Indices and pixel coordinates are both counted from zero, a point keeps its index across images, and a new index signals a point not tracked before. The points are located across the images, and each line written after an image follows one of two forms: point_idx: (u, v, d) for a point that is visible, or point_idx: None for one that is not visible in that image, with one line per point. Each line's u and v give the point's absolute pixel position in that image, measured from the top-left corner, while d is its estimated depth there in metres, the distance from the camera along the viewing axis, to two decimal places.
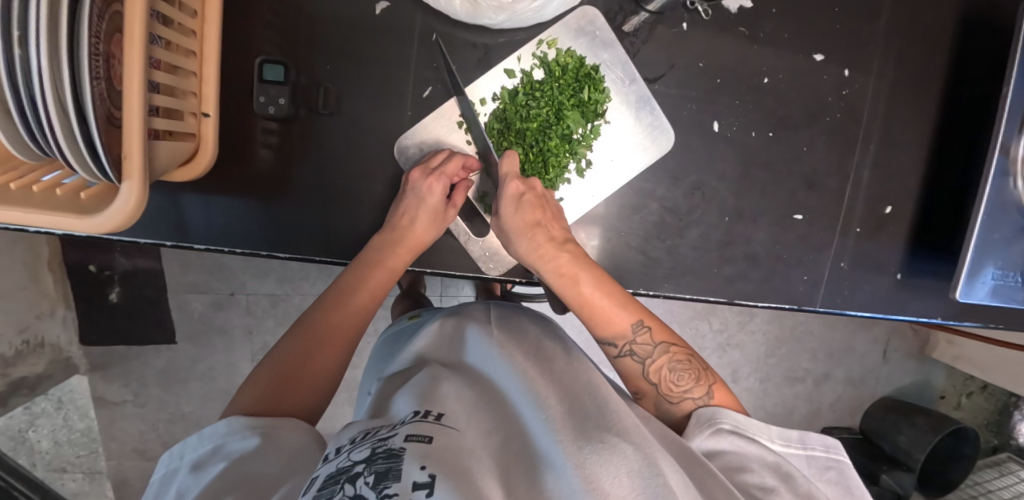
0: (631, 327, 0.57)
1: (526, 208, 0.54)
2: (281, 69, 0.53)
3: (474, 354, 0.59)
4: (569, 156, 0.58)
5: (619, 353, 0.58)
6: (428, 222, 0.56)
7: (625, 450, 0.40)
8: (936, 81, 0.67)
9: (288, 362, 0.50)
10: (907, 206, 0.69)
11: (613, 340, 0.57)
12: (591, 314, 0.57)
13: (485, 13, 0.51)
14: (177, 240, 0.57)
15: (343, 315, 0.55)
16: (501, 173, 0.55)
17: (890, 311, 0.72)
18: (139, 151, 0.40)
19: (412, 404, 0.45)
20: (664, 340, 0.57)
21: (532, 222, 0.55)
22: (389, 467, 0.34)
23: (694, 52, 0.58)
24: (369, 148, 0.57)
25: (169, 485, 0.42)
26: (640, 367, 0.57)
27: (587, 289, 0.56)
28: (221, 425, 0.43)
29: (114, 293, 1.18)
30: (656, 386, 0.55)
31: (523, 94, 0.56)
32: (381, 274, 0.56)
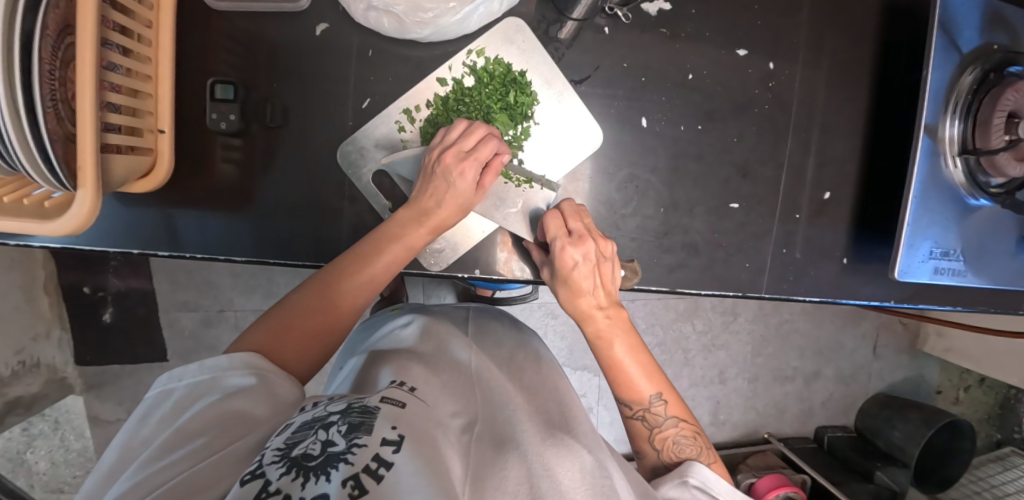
0: (649, 397, 0.58)
1: (581, 272, 0.58)
2: (231, 88, 0.58)
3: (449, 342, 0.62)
4: None
5: (631, 415, 0.59)
6: (452, 206, 0.56)
7: (579, 452, 0.46)
8: (862, 69, 0.70)
9: (287, 318, 0.52)
10: (845, 191, 0.71)
11: (629, 404, 0.58)
12: (612, 369, 0.59)
13: (410, 28, 0.55)
14: (143, 248, 0.61)
15: (343, 295, 0.54)
16: (551, 236, 0.58)
17: (840, 296, 0.73)
18: (93, 164, 0.44)
19: (392, 376, 0.49)
20: (677, 413, 0.58)
21: (586, 286, 0.58)
22: (362, 421, 0.38)
23: (617, 53, 0.63)
24: (321, 157, 0.61)
25: (160, 405, 0.44)
26: (648, 432, 0.58)
27: (620, 353, 0.59)
28: (222, 359, 0.46)
29: (107, 313, 1.23)
30: (658, 452, 0.58)
31: (454, 100, 0.60)
32: (396, 251, 0.56)
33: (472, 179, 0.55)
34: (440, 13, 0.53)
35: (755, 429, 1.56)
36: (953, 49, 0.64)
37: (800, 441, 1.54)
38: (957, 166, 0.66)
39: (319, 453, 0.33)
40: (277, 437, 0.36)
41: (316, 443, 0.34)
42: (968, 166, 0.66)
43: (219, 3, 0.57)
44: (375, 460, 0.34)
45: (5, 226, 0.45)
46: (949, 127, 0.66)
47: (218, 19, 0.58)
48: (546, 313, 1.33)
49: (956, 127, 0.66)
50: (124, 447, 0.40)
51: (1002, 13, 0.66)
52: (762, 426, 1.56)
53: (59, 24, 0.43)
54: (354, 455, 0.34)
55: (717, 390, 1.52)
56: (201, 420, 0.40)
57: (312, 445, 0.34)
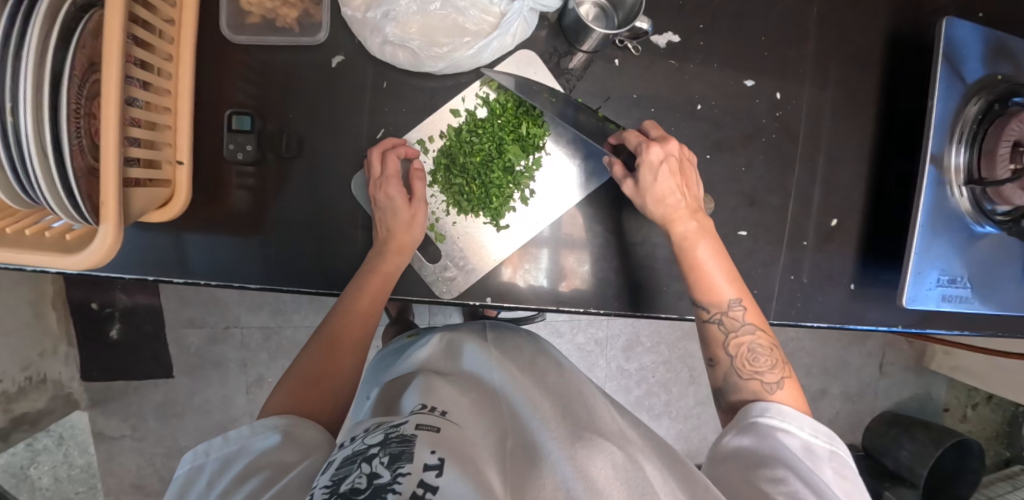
0: (729, 301, 0.57)
1: (664, 174, 0.57)
2: (248, 119, 0.59)
3: (471, 361, 0.63)
4: (513, 187, 0.62)
5: (708, 319, 0.58)
6: (405, 223, 0.59)
7: (610, 446, 0.45)
8: (868, 99, 0.70)
9: (309, 376, 0.52)
10: (853, 218, 0.72)
11: (706, 306, 0.58)
12: (696, 273, 0.58)
13: (425, 61, 0.56)
14: (157, 276, 0.62)
15: (349, 337, 0.56)
16: (637, 144, 0.57)
17: (849, 321, 0.73)
18: (117, 198, 0.45)
19: (421, 400, 0.49)
20: (755, 323, 0.57)
21: (670, 189, 0.58)
22: (402, 450, 0.39)
23: (627, 85, 0.64)
24: (334, 185, 0.62)
25: (195, 483, 0.43)
26: (723, 337, 0.57)
27: (704, 255, 0.57)
28: (244, 429, 0.46)
29: (115, 329, 1.24)
30: (732, 359, 0.56)
31: (468, 131, 0.62)
32: (374, 284, 0.57)
33: (400, 194, 0.58)
34: (456, 50, 0.55)
35: None
36: (956, 80, 0.64)
37: None
38: (963, 195, 0.67)
39: (366, 486, 0.34)
40: (322, 476, 0.38)
41: (362, 476, 0.36)
42: (974, 195, 0.66)
43: (238, 37, 0.58)
44: (420, 486, 0.35)
45: (29, 259, 0.46)
46: (954, 156, 0.66)
47: (235, 52, 0.59)
48: (550, 332, 1.37)
49: (962, 156, 0.66)
50: None
51: (1005, 44, 0.66)
52: None
53: (86, 63, 0.44)
54: (400, 485, 0.35)
55: None
56: (237, 477, 0.41)
57: (358, 479, 0.36)
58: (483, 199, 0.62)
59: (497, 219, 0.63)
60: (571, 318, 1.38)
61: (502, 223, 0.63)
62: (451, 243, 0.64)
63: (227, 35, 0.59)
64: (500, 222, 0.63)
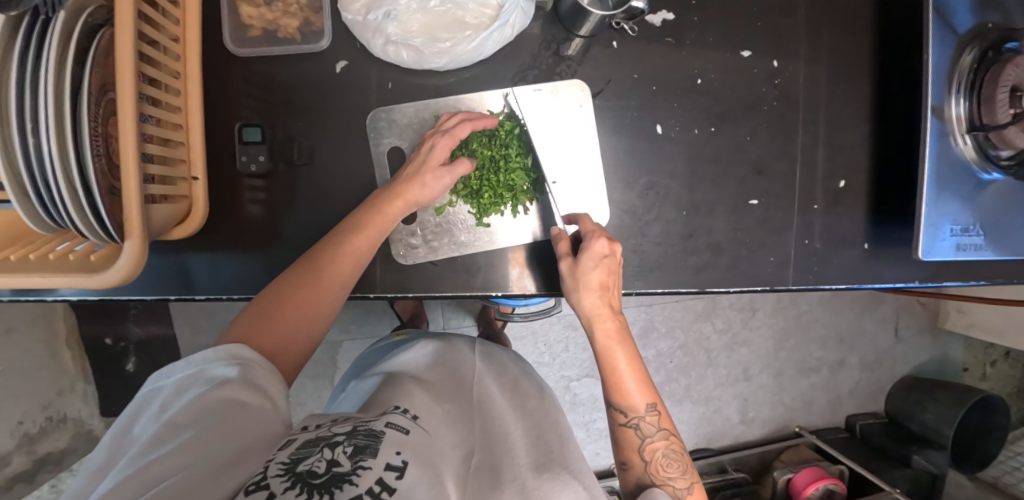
0: (643, 407, 0.56)
1: (601, 269, 0.59)
2: (258, 130, 0.60)
3: (446, 363, 0.65)
4: (510, 196, 0.63)
5: (624, 423, 0.57)
6: (430, 176, 0.58)
7: (575, 483, 0.50)
8: (865, 60, 0.71)
9: (284, 301, 0.51)
10: (859, 178, 0.72)
11: (622, 407, 0.56)
12: (610, 378, 0.58)
13: (428, 58, 0.57)
14: (180, 294, 0.62)
15: (333, 270, 0.54)
16: (589, 231, 0.60)
17: (866, 282, 0.73)
18: (138, 212, 0.45)
19: (394, 401, 0.52)
20: (668, 428, 0.56)
21: (600, 284, 0.59)
22: (367, 444, 0.40)
23: (627, 66, 0.64)
24: (345, 189, 0.63)
25: (151, 401, 0.44)
26: (638, 441, 0.56)
27: (618, 361, 0.58)
28: (208, 352, 0.45)
29: (131, 363, 1.27)
30: (646, 464, 0.54)
31: (491, 124, 0.63)
32: (376, 222, 0.57)
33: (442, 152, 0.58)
34: (458, 44, 0.56)
35: (784, 425, 1.54)
36: (950, 32, 0.65)
37: (830, 431, 1.53)
38: (967, 143, 0.67)
39: (324, 471, 0.36)
40: (282, 452, 0.39)
41: (322, 461, 0.37)
42: (978, 142, 0.67)
43: (242, 50, 0.59)
44: (377, 483, 0.37)
45: (54, 282, 0.46)
46: (954, 106, 0.67)
47: (240, 66, 0.60)
48: (565, 326, 1.37)
49: (962, 106, 0.67)
50: (113, 446, 0.40)
51: None
52: (791, 421, 1.54)
53: (100, 82, 0.44)
54: (357, 477, 0.36)
55: (743, 388, 1.51)
56: (190, 414, 0.40)
57: (318, 463, 0.37)
58: (478, 194, 0.63)
59: (482, 217, 0.64)
60: None
61: (485, 222, 0.63)
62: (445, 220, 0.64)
63: (231, 49, 0.59)
64: (484, 221, 0.64)
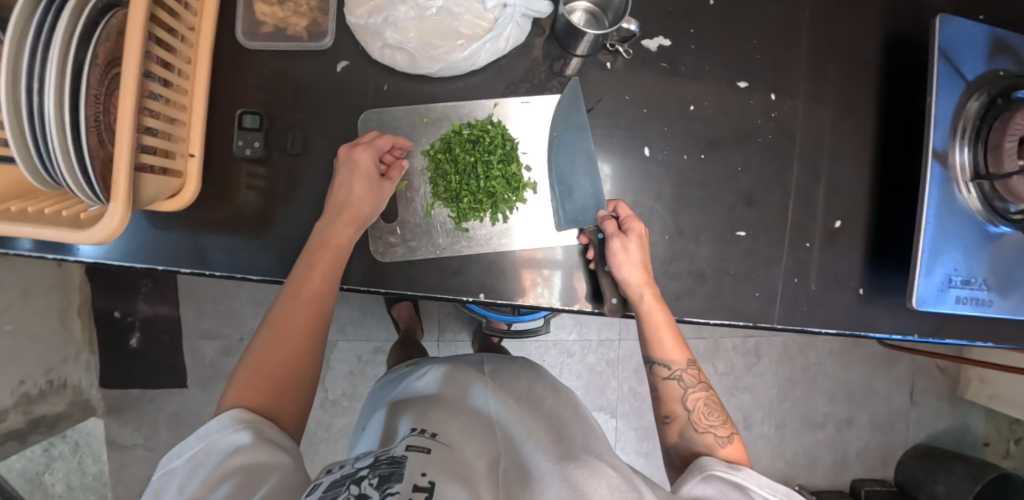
0: (683, 362, 0.61)
1: (641, 246, 0.61)
2: (258, 118, 0.62)
3: (461, 383, 0.66)
4: (489, 202, 0.63)
5: (665, 376, 0.60)
6: (365, 194, 0.60)
7: (606, 467, 0.51)
8: (868, 100, 0.70)
9: (263, 361, 0.51)
10: (856, 219, 0.70)
11: (665, 362, 0.60)
12: (652, 338, 0.61)
13: (422, 64, 0.60)
14: (165, 264, 0.63)
15: (297, 319, 0.55)
16: (624, 213, 0.63)
17: (859, 329, 0.70)
18: (127, 179, 0.48)
19: (413, 425, 0.53)
20: (703, 382, 0.61)
21: (644, 257, 0.62)
22: (390, 471, 0.41)
23: (619, 87, 0.65)
24: (332, 182, 0.65)
25: (165, 485, 0.43)
26: (681, 392, 0.59)
27: (661, 321, 0.61)
28: (212, 424, 0.46)
29: (134, 338, 1.34)
30: (690, 412, 0.58)
31: (475, 130, 0.63)
32: (325, 257, 0.58)
33: (372, 165, 0.60)
34: (449, 52, 0.59)
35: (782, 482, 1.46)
36: (956, 77, 0.64)
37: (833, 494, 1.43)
38: (971, 192, 0.65)
39: None
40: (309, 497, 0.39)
41: (351, 496, 0.37)
42: (982, 191, 0.64)
43: (252, 42, 0.63)
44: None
45: (40, 232, 0.48)
46: (959, 153, 0.65)
47: (246, 57, 0.63)
48: (560, 352, 1.35)
49: (967, 153, 0.65)
50: None
51: (1005, 40, 0.65)
52: (791, 479, 1.46)
53: (108, 56, 0.48)
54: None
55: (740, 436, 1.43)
56: (211, 484, 0.41)
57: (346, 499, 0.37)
58: (457, 197, 0.63)
59: (460, 220, 0.64)
60: (582, 337, 1.35)
61: (463, 226, 0.63)
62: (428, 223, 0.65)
63: (242, 41, 0.63)
64: (462, 225, 0.64)
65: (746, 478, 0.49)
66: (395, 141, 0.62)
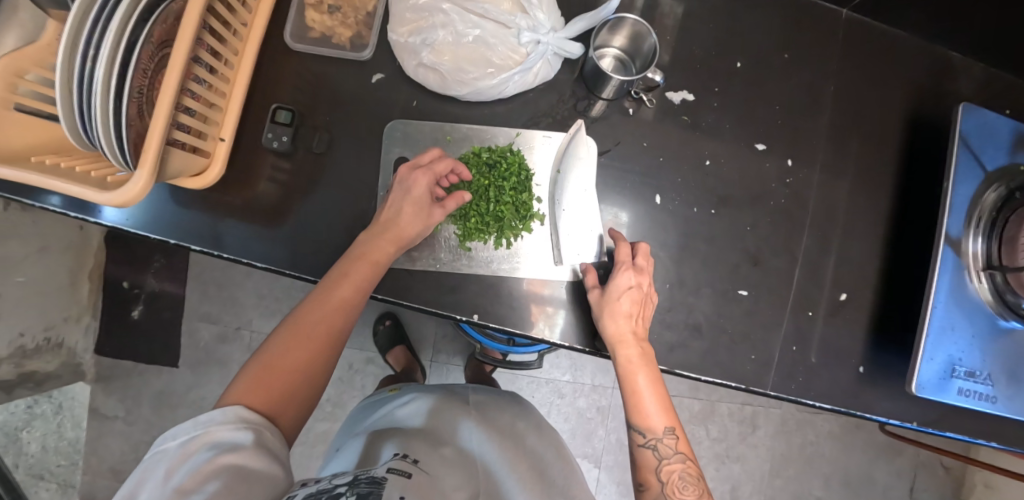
0: (662, 429, 0.58)
1: (632, 296, 0.60)
2: (290, 114, 0.64)
3: (448, 414, 0.68)
4: (495, 226, 0.64)
5: (641, 443, 0.58)
6: (410, 215, 0.59)
7: None
8: (885, 179, 0.70)
9: (273, 362, 0.53)
10: (862, 296, 0.69)
11: (642, 430, 0.58)
12: (631, 400, 0.59)
13: (451, 85, 0.62)
14: (178, 239, 0.64)
15: (312, 320, 0.55)
16: (620, 258, 0.62)
17: (854, 408, 0.68)
18: (155, 150, 0.50)
19: (397, 449, 0.57)
20: (685, 452, 0.57)
21: (631, 310, 0.60)
22: (368, 491, 0.46)
23: (638, 134, 0.67)
24: (347, 184, 0.67)
25: (158, 463, 0.45)
26: (655, 462, 0.57)
27: (641, 384, 0.58)
28: (215, 414, 0.48)
29: (136, 310, 1.36)
30: (663, 485, 0.55)
31: (492, 155, 0.65)
32: (360, 269, 0.57)
33: (424, 191, 0.60)
34: (478, 78, 0.61)
35: None
36: (975, 166, 0.64)
37: None
38: (982, 282, 0.64)
39: None
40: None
41: None
42: (994, 284, 0.63)
43: (297, 44, 0.66)
44: None
45: (64, 187, 0.50)
46: (973, 242, 0.64)
47: (288, 57, 0.66)
48: (551, 391, 1.32)
49: (981, 244, 0.64)
50: None
51: None
52: None
53: (162, 37, 0.51)
54: None
55: None
56: (202, 475, 0.43)
57: None
58: (465, 217, 0.65)
59: (465, 239, 0.65)
60: (575, 379, 1.33)
61: (467, 245, 0.64)
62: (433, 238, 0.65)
63: (288, 42, 0.66)
64: (466, 244, 0.65)
65: None
66: (452, 166, 0.62)
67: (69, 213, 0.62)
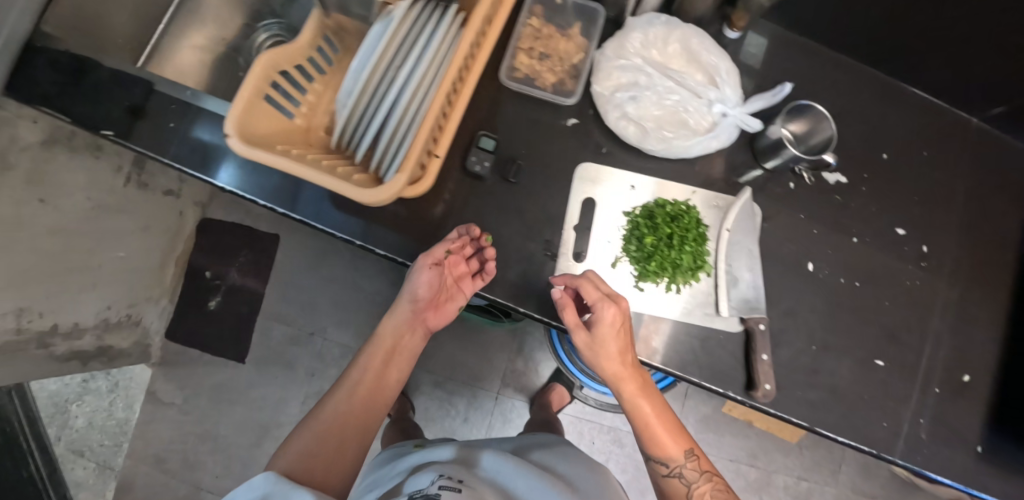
0: (684, 454, 0.62)
1: (608, 328, 0.60)
2: (493, 143, 0.71)
3: (472, 450, 0.70)
4: (671, 275, 0.68)
5: (666, 474, 0.62)
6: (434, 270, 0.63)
7: None
8: (1007, 276, 0.77)
9: (329, 424, 0.59)
10: (984, 381, 0.74)
11: (664, 461, 0.62)
12: (642, 427, 0.63)
13: (648, 140, 0.68)
14: (366, 242, 0.69)
15: (362, 394, 0.63)
16: (592, 299, 0.60)
17: (974, 487, 0.72)
18: (414, 157, 0.56)
19: (433, 475, 0.59)
20: (709, 469, 0.62)
21: (615, 350, 0.61)
22: None
23: (796, 205, 0.74)
24: (533, 212, 0.70)
25: None
26: (685, 489, 0.61)
27: (648, 415, 0.63)
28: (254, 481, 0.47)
29: (214, 301, 1.39)
30: None
31: (677, 209, 0.69)
32: (380, 351, 0.67)
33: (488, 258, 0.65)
34: (678, 134, 0.69)
35: None
36: None
37: None
38: None
39: None
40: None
41: None
42: None
43: (508, 81, 0.73)
44: None
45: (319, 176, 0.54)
46: None
47: (492, 94, 0.73)
48: (611, 438, 1.35)
49: None
50: None
51: None
52: None
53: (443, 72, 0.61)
54: None
55: None
56: None
57: None
58: (644, 261, 0.68)
59: (638, 280, 0.69)
60: None
61: (640, 285, 0.69)
62: (609, 275, 0.69)
63: (503, 78, 0.73)
64: (638, 284, 0.69)
65: None
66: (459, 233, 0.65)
67: (260, 201, 0.70)
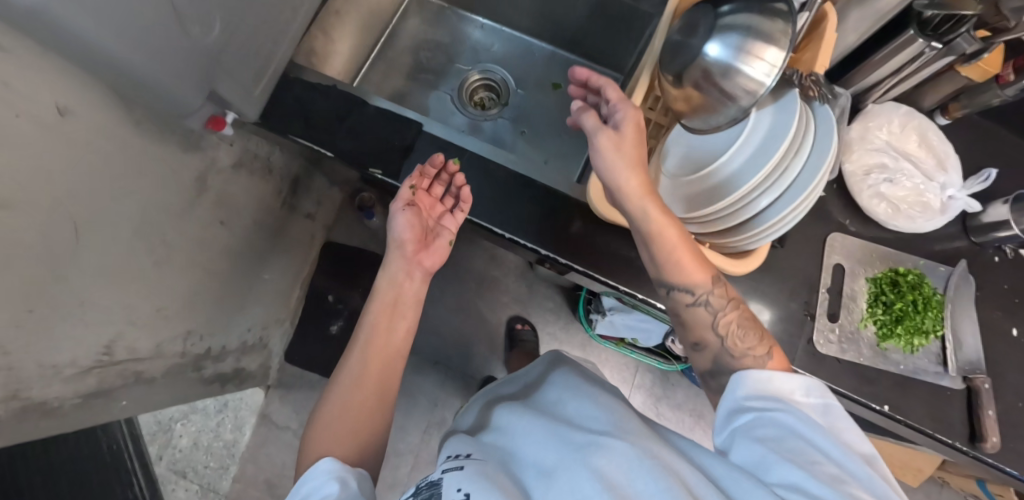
0: (704, 284, 0.61)
1: (627, 146, 0.61)
2: None
3: (510, 407, 0.68)
4: (914, 336, 0.76)
5: (692, 302, 0.62)
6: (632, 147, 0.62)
7: (619, 443, 0.48)
8: None
9: (332, 419, 0.59)
10: None
11: (687, 289, 0.61)
12: (667, 255, 0.61)
13: (899, 217, 0.77)
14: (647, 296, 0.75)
15: (351, 391, 0.61)
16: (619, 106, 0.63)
17: None
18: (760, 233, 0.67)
19: (463, 449, 0.59)
20: (732, 298, 0.62)
21: (636, 155, 0.62)
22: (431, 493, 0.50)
23: (1001, 277, 0.83)
24: (787, 273, 0.78)
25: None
26: (713, 318, 0.61)
27: (673, 233, 0.60)
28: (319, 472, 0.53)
29: (335, 325, 1.41)
30: (723, 339, 0.59)
31: (917, 277, 0.77)
32: (383, 316, 0.68)
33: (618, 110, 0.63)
34: (928, 215, 0.77)
35: None
36: None
37: None
38: None
39: None
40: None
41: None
42: None
43: None
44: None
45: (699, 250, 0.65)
46: None
47: None
48: None
49: None
50: None
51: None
52: None
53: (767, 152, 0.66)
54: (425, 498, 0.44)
55: None
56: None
57: None
58: (891, 323, 0.76)
59: (881, 339, 0.76)
60: None
61: (884, 344, 0.76)
62: (858, 333, 0.76)
63: None
64: (881, 342, 0.76)
65: (831, 411, 0.51)
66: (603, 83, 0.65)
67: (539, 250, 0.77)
